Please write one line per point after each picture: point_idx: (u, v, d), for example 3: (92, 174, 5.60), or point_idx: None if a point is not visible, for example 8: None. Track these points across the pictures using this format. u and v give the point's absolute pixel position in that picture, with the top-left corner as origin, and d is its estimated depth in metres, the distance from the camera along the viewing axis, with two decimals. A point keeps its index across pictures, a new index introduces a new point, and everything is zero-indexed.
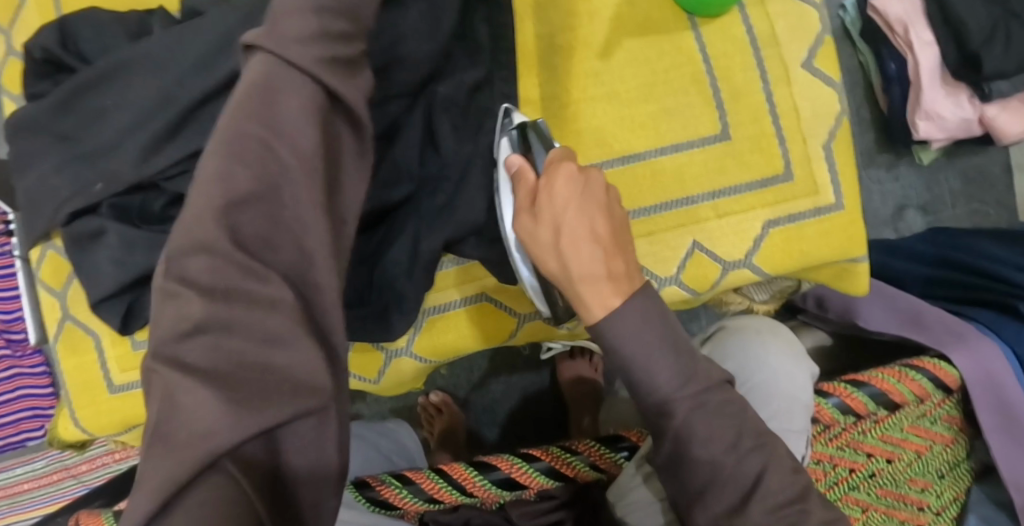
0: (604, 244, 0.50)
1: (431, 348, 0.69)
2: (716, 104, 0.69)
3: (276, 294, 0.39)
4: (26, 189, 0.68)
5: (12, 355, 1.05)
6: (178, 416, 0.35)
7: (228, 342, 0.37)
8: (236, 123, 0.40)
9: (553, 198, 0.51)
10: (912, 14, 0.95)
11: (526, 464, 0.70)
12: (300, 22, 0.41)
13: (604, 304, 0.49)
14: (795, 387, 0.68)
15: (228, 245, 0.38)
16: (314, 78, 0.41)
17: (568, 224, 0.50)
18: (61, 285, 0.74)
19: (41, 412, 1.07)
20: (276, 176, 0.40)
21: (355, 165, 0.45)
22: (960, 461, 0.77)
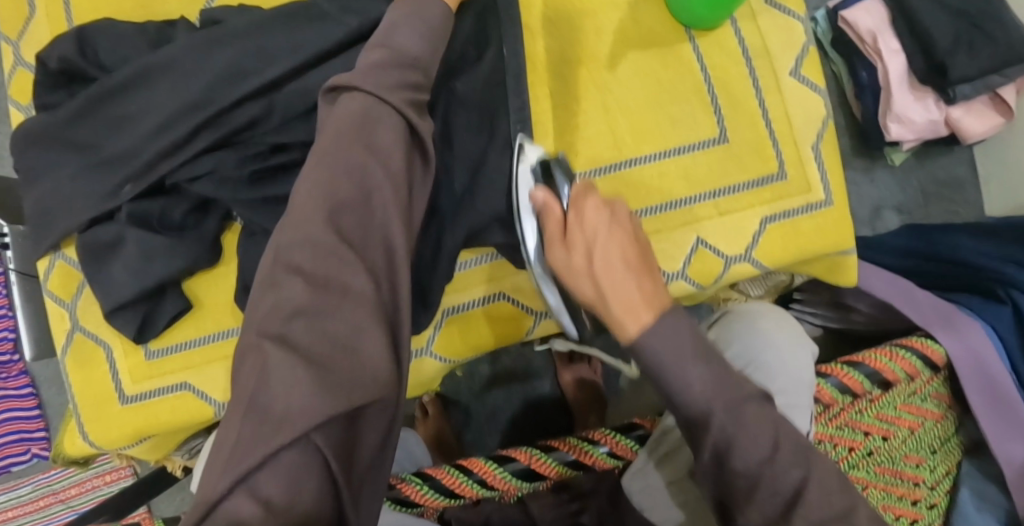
0: (632, 267, 0.53)
1: (450, 346, 0.72)
2: (714, 109, 0.73)
3: (363, 289, 0.49)
4: (37, 197, 0.70)
5: None
6: (277, 388, 0.45)
7: (324, 325, 0.48)
8: (342, 151, 0.53)
9: (584, 232, 0.54)
10: (881, 26, 1.01)
11: (545, 455, 0.74)
12: (393, 75, 0.56)
13: (635, 318, 0.50)
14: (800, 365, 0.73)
15: (330, 242, 0.50)
16: (402, 118, 0.55)
17: (597, 246, 0.54)
18: (71, 297, 0.73)
19: (27, 436, 1.08)
20: (371, 193, 0.53)
21: (422, 190, 0.58)
22: (949, 437, 0.81)
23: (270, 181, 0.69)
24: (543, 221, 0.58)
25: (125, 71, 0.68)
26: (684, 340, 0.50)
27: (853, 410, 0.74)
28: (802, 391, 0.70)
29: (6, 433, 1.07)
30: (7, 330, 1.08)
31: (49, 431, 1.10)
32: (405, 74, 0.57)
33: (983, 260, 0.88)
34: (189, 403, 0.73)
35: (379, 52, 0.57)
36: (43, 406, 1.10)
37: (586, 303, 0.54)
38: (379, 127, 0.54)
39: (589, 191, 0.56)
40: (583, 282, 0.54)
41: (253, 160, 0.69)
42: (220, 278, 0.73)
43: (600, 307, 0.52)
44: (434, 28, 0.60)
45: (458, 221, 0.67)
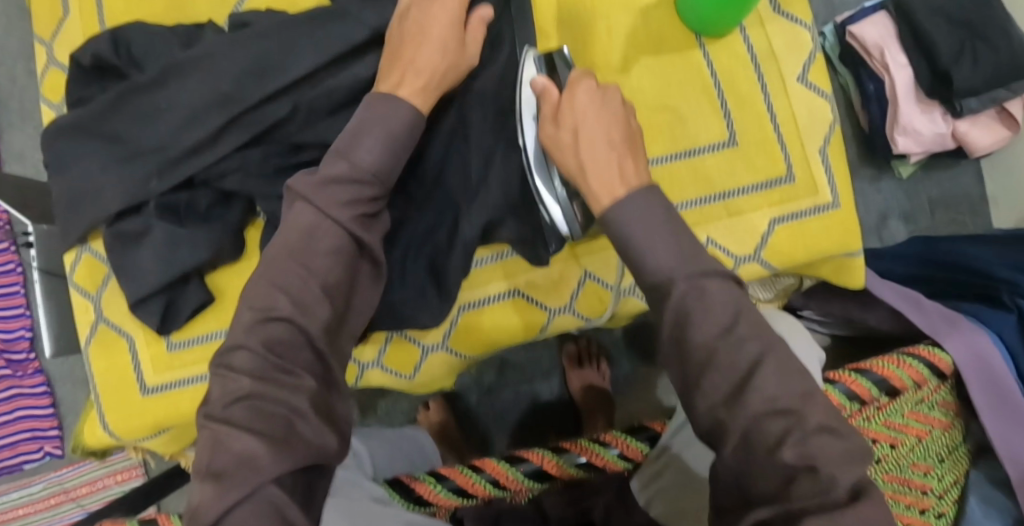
0: (616, 146, 0.57)
1: (465, 341, 0.73)
2: (723, 113, 0.75)
3: (298, 403, 0.50)
4: (67, 189, 0.72)
5: (12, 376, 1.10)
6: (225, 446, 0.48)
7: (264, 407, 0.49)
8: (285, 264, 0.53)
9: (577, 107, 0.58)
10: (887, 38, 1.03)
11: (558, 457, 0.74)
12: (343, 171, 0.56)
13: (610, 192, 0.55)
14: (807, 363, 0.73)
15: (267, 356, 0.50)
16: (349, 232, 0.55)
17: (585, 125, 0.57)
18: (97, 288, 0.75)
19: (39, 434, 1.10)
20: (309, 311, 0.53)
21: (371, 286, 0.59)
22: (957, 446, 0.82)
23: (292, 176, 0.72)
24: (540, 104, 0.61)
25: (157, 68, 0.70)
26: (657, 210, 0.53)
27: (859, 416, 0.76)
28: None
29: (19, 431, 1.09)
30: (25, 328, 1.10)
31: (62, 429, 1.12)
32: (360, 189, 0.56)
33: (989, 266, 0.90)
34: (206, 395, 0.74)
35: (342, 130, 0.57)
36: (57, 405, 1.11)
37: (567, 172, 0.59)
38: (321, 240, 0.54)
39: (586, 77, 0.59)
40: (570, 158, 0.57)
41: (276, 157, 0.71)
42: (241, 271, 0.75)
43: (580, 181, 0.56)
44: (396, 128, 0.58)
45: (475, 212, 0.69)
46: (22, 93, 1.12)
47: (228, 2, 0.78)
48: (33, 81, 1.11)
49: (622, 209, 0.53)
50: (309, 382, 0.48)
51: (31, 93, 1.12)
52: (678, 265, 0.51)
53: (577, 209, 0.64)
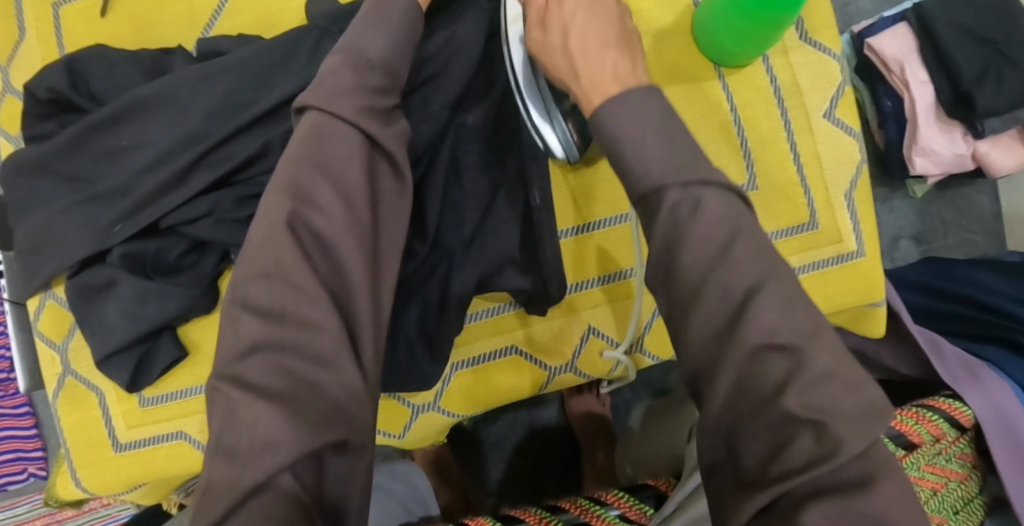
0: (609, 41, 0.56)
1: (460, 402, 0.69)
2: (743, 153, 0.70)
3: (321, 319, 0.47)
4: (26, 234, 0.66)
5: None
6: (241, 426, 0.44)
7: (282, 360, 0.46)
8: (295, 169, 0.50)
9: (567, 9, 0.56)
10: (907, 53, 0.98)
11: (552, 516, 0.70)
12: (348, 81, 0.52)
13: (603, 91, 0.53)
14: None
15: (285, 278, 0.48)
16: (360, 132, 0.52)
17: (575, 23, 0.56)
18: (63, 338, 0.69)
19: (23, 455, 1.04)
20: (318, 204, 0.50)
21: (396, 204, 0.55)
22: (973, 496, 0.77)
23: None
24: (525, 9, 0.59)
25: (120, 103, 0.65)
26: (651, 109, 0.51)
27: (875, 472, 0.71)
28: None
29: (2, 452, 1.03)
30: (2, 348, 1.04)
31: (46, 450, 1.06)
32: (365, 77, 0.53)
33: (1007, 304, 0.86)
34: (186, 452, 0.69)
35: (339, 59, 0.54)
36: (41, 425, 1.05)
37: (557, 77, 0.57)
38: (332, 140, 0.51)
39: None
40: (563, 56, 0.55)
41: (252, 201, 0.66)
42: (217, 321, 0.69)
43: (573, 81, 0.55)
44: (399, 29, 0.56)
45: (467, 269, 0.65)
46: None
47: (201, 25, 0.72)
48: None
49: (614, 105, 0.51)
50: (296, 406, 0.45)
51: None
52: (665, 167, 0.48)
53: (571, 129, 0.62)
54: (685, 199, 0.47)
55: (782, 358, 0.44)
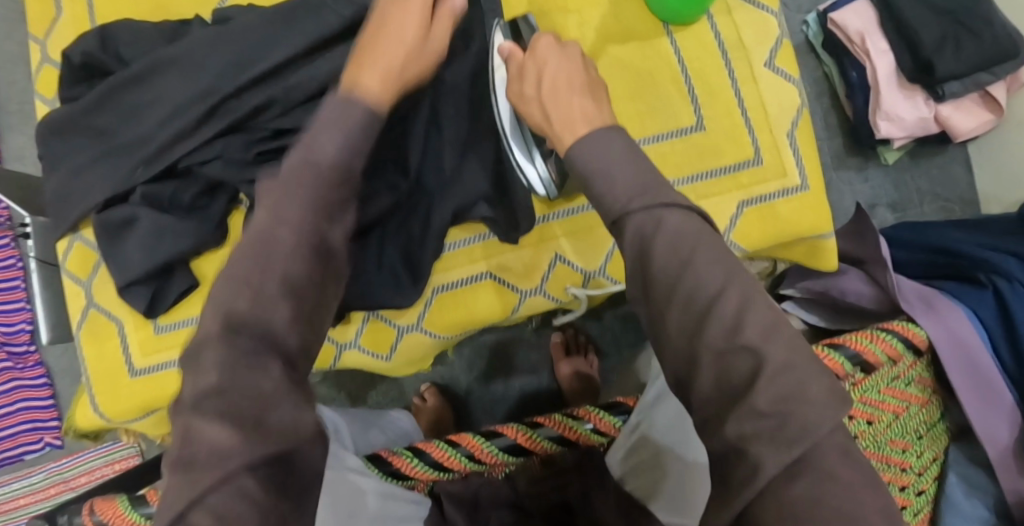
0: (575, 81, 0.61)
1: (440, 324, 0.74)
2: (691, 99, 0.76)
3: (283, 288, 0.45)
4: (58, 182, 0.75)
5: (14, 366, 1.16)
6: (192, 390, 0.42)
7: (236, 331, 0.43)
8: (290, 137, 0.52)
9: (539, 60, 0.63)
10: (869, 27, 1.04)
11: (532, 431, 0.76)
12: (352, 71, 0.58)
13: (572, 129, 0.57)
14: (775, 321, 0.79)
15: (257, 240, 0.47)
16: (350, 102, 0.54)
17: (547, 72, 0.62)
18: (87, 274, 0.77)
19: (39, 425, 1.17)
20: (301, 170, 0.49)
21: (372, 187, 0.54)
22: (936, 422, 0.84)
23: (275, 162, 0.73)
24: (508, 67, 0.66)
25: (143, 63, 0.73)
26: (615, 142, 0.54)
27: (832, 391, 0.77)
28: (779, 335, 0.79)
29: (21, 422, 1.16)
30: (26, 322, 1.17)
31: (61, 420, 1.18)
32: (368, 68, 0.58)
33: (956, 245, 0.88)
34: None
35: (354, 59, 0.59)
36: (56, 396, 1.18)
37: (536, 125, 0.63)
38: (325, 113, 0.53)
39: (544, 36, 0.65)
40: (534, 85, 0.62)
41: (260, 143, 0.72)
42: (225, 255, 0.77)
43: (548, 126, 0.60)
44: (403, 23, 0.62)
45: (448, 198, 0.71)
46: (22, 97, 1.17)
47: (214, 1, 0.82)
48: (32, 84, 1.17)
49: (584, 143, 0.55)
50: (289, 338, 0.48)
51: (29, 97, 1.17)
52: (628, 198, 0.51)
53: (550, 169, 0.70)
54: (642, 193, 0.51)
55: (745, 355, 0.45)
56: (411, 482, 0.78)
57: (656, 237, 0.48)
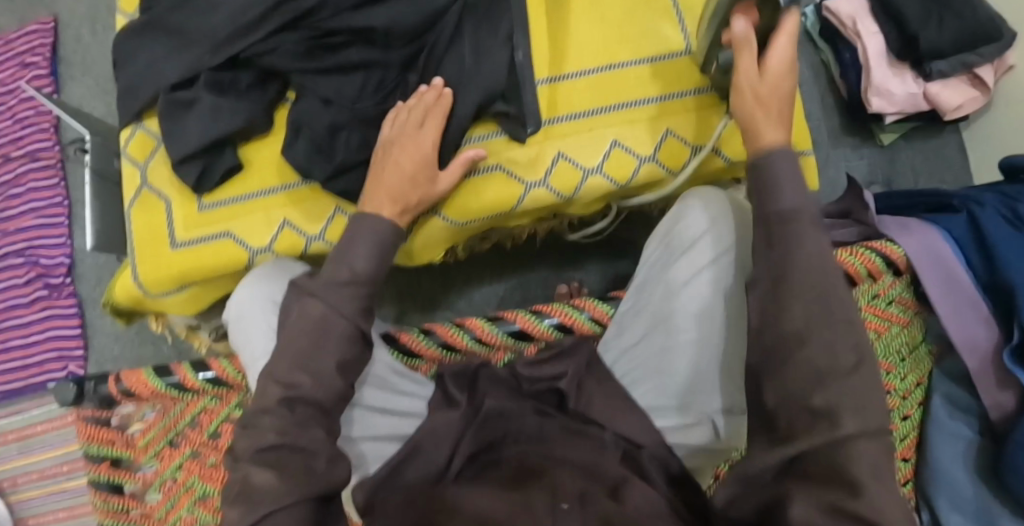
0: (781, 95, 0.69)
1: (454, 208, 0.82)
2: (681, 27, 0.84)
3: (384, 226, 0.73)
4: (129, 75, 0.86)
5: (49, 296, 1.24)
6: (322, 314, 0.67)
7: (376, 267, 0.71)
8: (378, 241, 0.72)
9: (767, 60, 0.69)
10: (860, 11, 1.13)
11: (535, 317, 0.82)
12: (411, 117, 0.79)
13: (765, 135, 0.67)
14: (711, 251, 0.77)
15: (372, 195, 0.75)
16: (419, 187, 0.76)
17: (767, 76, 0.69)
18: (144, 159, 0.87)
19: (66, 353, 1.23)
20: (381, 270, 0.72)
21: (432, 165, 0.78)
22: (919, 344, 0.87)
23: (324, 56, 0.82)
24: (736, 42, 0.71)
25: None
26: (798, 172, 0.65)
27: None
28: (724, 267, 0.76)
29: (51, 349, 1.23)
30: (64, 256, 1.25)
31: (87, 350, 1.24)
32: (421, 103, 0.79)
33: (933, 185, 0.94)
34: (228, 249, 0.84)
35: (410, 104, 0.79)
36: (85, 326, 1.25)
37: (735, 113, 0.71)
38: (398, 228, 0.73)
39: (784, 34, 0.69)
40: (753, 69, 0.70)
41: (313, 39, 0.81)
42: (268, 142, 0.86)
43: (753, 114, 0.69)
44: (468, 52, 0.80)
45: (470, 92, 0.79)
46: (84, 53, 1.30)
47: None
48: (94, 41, 1.30)
49: (771, 158, 0.65)
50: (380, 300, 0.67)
51: (91, 52, 1.30)
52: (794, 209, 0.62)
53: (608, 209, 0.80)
54: (804, 216, 0.62)
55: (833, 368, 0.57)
56: (418, 362, 0.86)
57: (789, 272, 0.60)
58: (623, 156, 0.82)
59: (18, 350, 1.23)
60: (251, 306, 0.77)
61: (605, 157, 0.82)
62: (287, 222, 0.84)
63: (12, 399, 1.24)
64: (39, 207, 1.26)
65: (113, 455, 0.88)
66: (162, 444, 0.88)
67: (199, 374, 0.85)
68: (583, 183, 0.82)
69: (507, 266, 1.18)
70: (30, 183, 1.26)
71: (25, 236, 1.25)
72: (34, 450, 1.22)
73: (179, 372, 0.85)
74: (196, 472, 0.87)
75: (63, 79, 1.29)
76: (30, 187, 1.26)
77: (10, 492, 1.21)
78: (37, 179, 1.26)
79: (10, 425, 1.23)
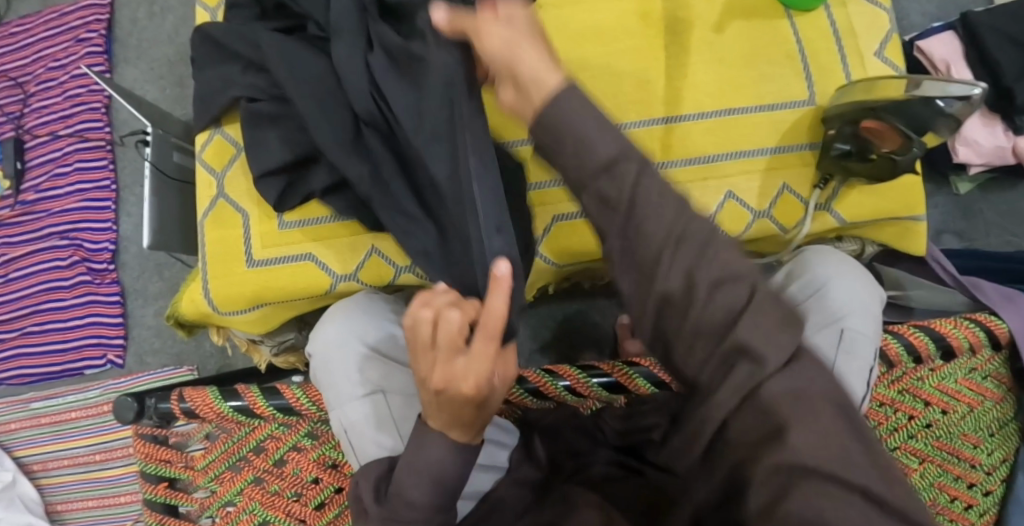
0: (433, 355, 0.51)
1: (555, 249, 0.80)
2: (805, 76, 0.81)
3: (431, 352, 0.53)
4: (213, 80, 0.80)
5: (89, 282, 1.18)
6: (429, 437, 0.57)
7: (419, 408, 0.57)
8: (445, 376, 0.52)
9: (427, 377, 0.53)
10: (953, 56, 1.10)
11: (630, 368, 0.78)
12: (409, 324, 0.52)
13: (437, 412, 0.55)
14: (857, 301, 0.74)
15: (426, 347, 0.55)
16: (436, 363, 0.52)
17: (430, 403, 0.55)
18: (222, 167, 0.82)
19: (105, 341, 1.18)
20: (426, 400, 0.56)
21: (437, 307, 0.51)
22: (1009, 420, 0.86)
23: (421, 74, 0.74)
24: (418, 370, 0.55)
25: None
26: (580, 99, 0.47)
27: (908, 369, 0.82)
28: (868, 320, 0.73)
29: (89, 336, 1.17)
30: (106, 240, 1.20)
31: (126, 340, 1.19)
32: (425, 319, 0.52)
33: None
34: (308, 271, 0.79)
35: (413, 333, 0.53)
36: (126, 316, 1.19)
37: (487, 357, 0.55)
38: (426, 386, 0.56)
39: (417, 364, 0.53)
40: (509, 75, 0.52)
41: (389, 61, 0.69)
42: None
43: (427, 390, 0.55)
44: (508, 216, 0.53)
45: None
46: (139, 31, 1.25)
47: None
48: (148, 20, 1.25)
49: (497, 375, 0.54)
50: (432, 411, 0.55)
51: (146, 31, 1.25)
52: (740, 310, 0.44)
53: None
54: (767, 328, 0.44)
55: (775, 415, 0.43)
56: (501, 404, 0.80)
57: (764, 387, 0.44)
58: (738, 210, 0.79)
59: (56, 333, 1.18)
60: (341, 346, 0.73)
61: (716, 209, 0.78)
62: (374, 250, 0.79)
63: (44, 381, 1.20)
64: (87, 189, 1.19)
65: (171, 476, 0.84)
66: (221, 468, 0.83)
67: (270, 402, 0.80)
68: None
69: (571, 292, 1.14)
70: (77, 163, 1.20)
71: (70, 217, 1.19)
72: (68, 436, 1.17)
73: (247, 396, 0.80)
74: (257, 499, 0.82)
75: (118, 58, 1.25)
76: (77, 167, 1.20)
77: (41, 474, 1.18)
78: (85, 159, 1.20)
79: (44, 409, 1.18)
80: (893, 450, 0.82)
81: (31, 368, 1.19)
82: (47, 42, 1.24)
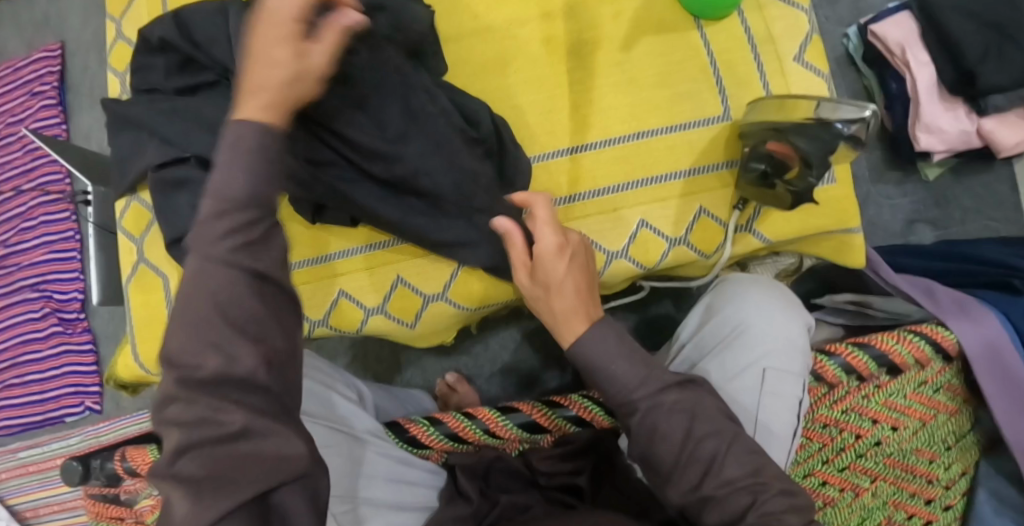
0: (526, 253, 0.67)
1: (465, 294, 0.78)
2: (719, 90, 0.77)
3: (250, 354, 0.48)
4: (119, 147, 0.80)
5: (63, 332, 1.22)
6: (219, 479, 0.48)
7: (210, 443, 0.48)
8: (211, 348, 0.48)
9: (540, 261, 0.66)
10: (910, 38, 1.03)
11: (549, 410, 0.76)
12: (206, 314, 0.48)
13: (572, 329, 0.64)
14: (780, 340, 0.71)
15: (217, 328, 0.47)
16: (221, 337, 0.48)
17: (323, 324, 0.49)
18: (140, 232, 0.83)
19: (82, 389, 1.21)
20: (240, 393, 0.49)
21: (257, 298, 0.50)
22: (965, 433, 0.82)
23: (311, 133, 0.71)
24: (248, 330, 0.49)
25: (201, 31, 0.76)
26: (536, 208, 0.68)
27: (851, 386, 0.77)
28: (793, 356, 0.69)
29: (65, 386, 1.21)
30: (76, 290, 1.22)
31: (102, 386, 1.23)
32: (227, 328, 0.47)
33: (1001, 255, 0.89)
34: None
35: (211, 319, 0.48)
36: (99, 362, 1.23)
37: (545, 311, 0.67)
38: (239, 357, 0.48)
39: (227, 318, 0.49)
40: (288, 47, 0.51)
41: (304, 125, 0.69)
42: None
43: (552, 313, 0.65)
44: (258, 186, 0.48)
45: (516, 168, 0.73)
46: (91, 81, 1.28)
47: None
48: (101, 71, 1.27)
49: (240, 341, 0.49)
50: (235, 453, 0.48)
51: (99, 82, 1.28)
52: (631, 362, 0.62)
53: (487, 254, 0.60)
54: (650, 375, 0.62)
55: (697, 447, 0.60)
56: (426, 451, 0.80)
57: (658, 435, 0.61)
58: (653, 238, 0.76)
59: (36, 384, 1.21)
60: None
61: (627, 242, 0.76)
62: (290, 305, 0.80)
63: (30, 431, 1.23)
64: (53, 241, 1.22)
65: None
66: None
67: None
68: (606, 266, 0.77)
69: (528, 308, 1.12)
70: (42, 216, 1.22)
71: (39, 270, 1.21)
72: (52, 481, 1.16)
73: None
74: None
75: (73, 108, 1.27)
76: (42, 220, 1.22)
77: (33, 521, 1.17)
78: (48, 212, 1.22)
79: (32, 457, 1.20)
80: (840, 471, 0.79)
81: (16, 419, 1.23)
82: (4, 97, 1.26)
